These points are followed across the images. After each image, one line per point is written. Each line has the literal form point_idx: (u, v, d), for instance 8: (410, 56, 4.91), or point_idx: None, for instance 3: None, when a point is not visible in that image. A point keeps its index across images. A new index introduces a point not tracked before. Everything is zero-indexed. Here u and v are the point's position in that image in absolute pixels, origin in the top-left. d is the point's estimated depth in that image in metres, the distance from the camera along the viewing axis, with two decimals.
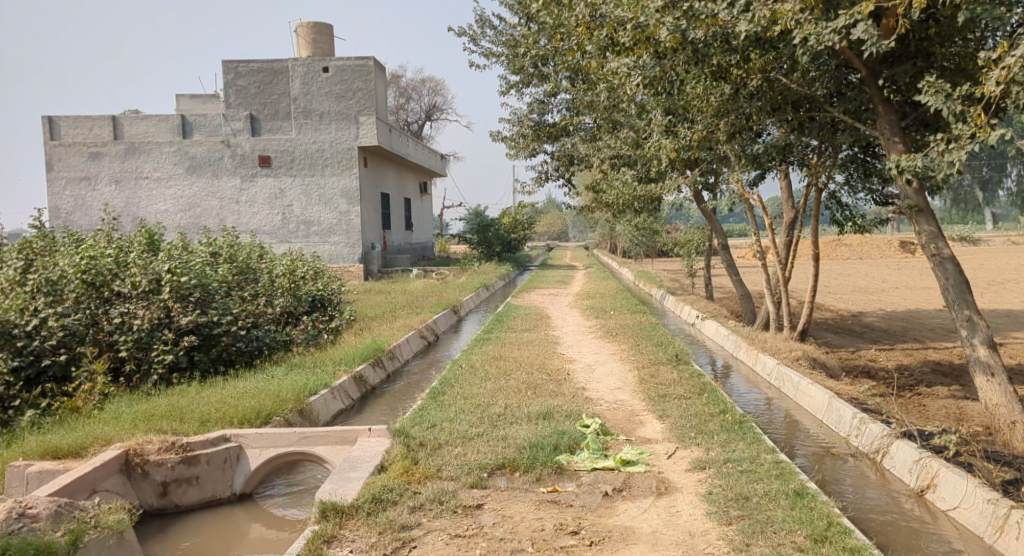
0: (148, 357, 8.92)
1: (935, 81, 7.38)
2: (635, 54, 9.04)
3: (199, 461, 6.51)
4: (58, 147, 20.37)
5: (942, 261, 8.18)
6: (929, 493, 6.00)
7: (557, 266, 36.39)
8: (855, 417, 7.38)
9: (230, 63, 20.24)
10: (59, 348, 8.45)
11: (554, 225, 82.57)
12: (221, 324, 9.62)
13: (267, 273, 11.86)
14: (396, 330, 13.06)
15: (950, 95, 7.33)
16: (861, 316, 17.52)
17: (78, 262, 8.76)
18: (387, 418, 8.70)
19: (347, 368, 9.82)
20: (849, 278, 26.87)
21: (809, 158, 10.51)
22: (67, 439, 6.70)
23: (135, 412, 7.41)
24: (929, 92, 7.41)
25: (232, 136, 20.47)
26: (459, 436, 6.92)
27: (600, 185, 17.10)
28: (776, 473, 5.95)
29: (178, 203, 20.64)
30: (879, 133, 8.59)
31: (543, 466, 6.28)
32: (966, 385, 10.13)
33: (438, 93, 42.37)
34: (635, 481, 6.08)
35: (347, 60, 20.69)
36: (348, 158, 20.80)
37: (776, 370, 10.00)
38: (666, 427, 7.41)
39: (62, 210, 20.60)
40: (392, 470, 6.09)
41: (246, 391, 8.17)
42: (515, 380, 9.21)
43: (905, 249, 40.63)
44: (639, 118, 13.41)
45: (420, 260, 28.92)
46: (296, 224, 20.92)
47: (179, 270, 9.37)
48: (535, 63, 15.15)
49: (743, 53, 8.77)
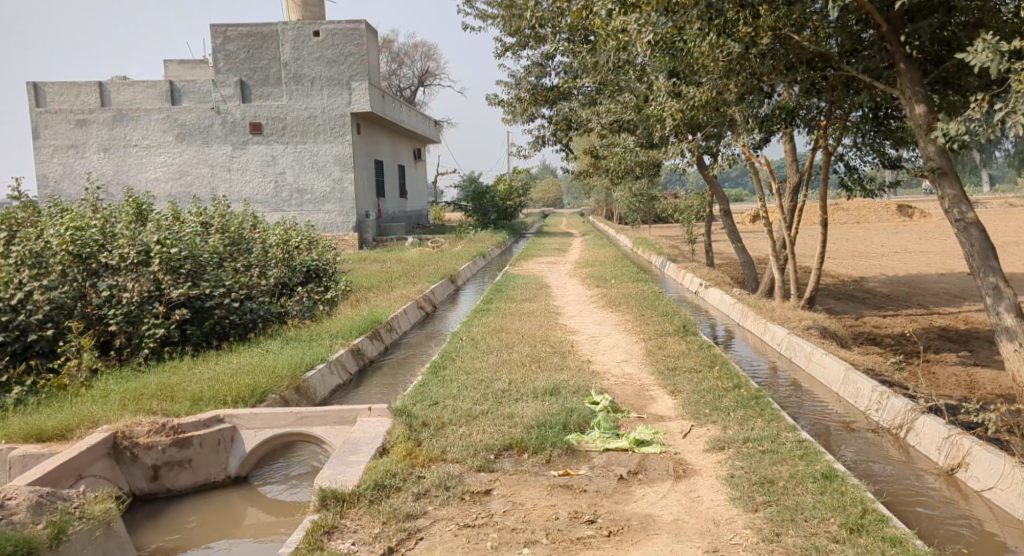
0: (138, 332, 8.51)
1: (989, 39, 6.91)
2: (645, 10, 8.56)
3: (191, 443, 6.19)
4: (45, 115, 19.79)
5: (967, 226, 7.96)
6: (960, 472, 5.74)
7: (553, 234, 34.77)
8: (874, 390, 7.12)
9: (217, 27, 19.59)
10: (46, 322, 8.12)
11: (550, 193, 82.09)
12: (213, 296, 9.27)
13: (260, 243, 11.53)
14: (394, 301, 12.69)
15: (1003, 49, 6.87)
16: (862, 281, 17.19)
17: (63, 233, 8.40)
18: (385, 394, 8.39)
19: (344, 342, 9.47)
20: (848, 244, 26.47)
21: (818, 120, 10.19)
22: (52, 421, 6.35)
23: (122, 391, 7.03)
24: (979, 48, 6.93)
25: (222, 102, 19.89)
26: (464, 415, 6.61)
27: (600, 151, 16.63)
28: (800, 454, 5.68)
29: (169, 171, 20.13)
30: (900, 93, 8.21)
31: (553, 447, 6.00)
32: (977, 352, 9.86)
33: (432, 58, 41.49)
34: (650, 463, 5.79)
35: (338, 24, 20.07)
36: (340, 124, 20.28)
37: (786, 340, 9.68)
38: (679, 403, 7.11)
39: (50, 179, 20.10)
40: (394, 453, 5.78)
41: (240, 368, 7.83)
42: (519, 352, 8.92)
43: (903, 213, 39.91)
44: (641, 82, 12.94)
45: (418, 227, 28.48)
46: (289, 192, 20.44)
47: (169, 241, 9.03)
48: (534, 24, 14.59)
49: (757, 8, 8.31)
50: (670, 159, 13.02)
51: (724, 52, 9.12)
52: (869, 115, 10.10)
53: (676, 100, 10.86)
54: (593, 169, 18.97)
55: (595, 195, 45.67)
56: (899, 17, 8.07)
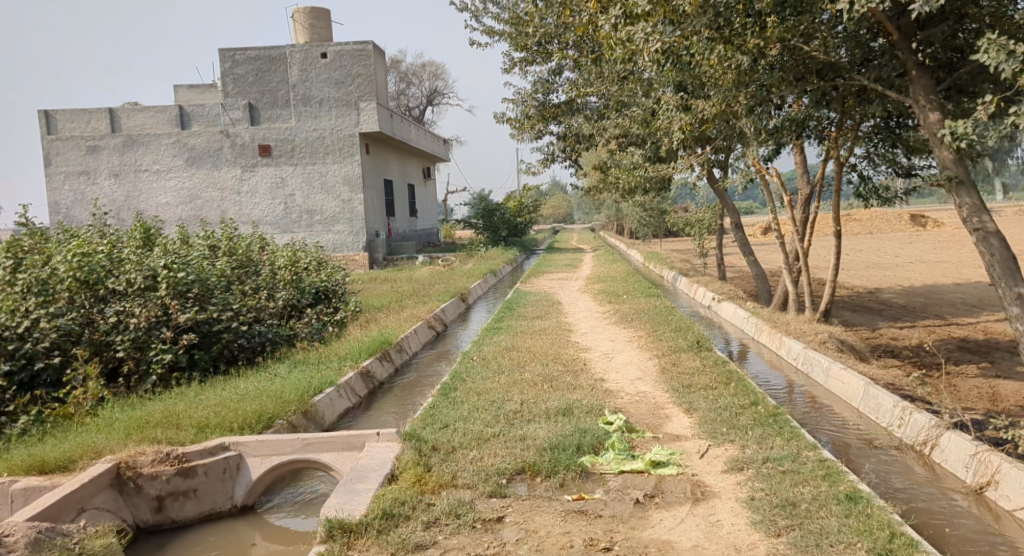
0: (145, 357, 8.42)
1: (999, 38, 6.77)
2: (652, 21, 8.44)
3: (196, 473, 6.06)
4: (55, 142, 19.86)
5: (986, 235, 7.75)
6: (990, 491, 5.53)
7: (564, 250, 34.65)
8: (896, 405, 6.91)
9: (226, 51, 19.66)
10: (53, 350, 7.98)
11: (559, 209, 82.14)
12: (221, 320, 9.19)
13: (268, 265, 11.45)
14: (403, 320, 12.56)
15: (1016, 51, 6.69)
16: (877, 292, 16.94)
17: (70, 259, 8.33)
18: (396, 418, 8.23)
19: (353, 364, 9.33)
20: (861, 255, 26.21)
21: (829, 130, 10.16)
22: (55, 452, 6.23)
23: (127, 419, 6.91)
24: (988, 49, 6.80)
25: (231, 126, 19.95)
26: (474, 438, 6.45)
27: (609, 166, 16.53)
28: (822, 474, 5.49)
29: (179, 195, 20.18)
30: (913, 101, 8.00)
31: (566, 470, 5.83)
32: (999, 363, 9.62)
33: (439, 78, 41.61)
34: (667, 485, 5.61)
35: (345, 45, 20.09)
36: (348, 145, 20.24)
37: (803, 355, 9.47)
38: (695, 422, 6.92)
39: (62, 206, 20.17)
40: (403, 480, 5.62)
41: (248, 393, 7.68)
42: (530, 372, 8.75)
43: (916, 222, 39.56)
44: (649, 96, 12.82)
45: (427, 246, 28.40)
46: (298, 213, 20.41)
47: (176, 265, 8.99)
48: (540, 40, 14.52)
49: (763, 18, 8.20)
50: (679, 172, 12.88)
51: (732, 64, 9.01)
52: (881, 124, 9.96)
53: (685, 113, 10.75)
54: (602, 185, 18.85)
55: (604, 210, 45.53)
56: (912, 23, 7.89)
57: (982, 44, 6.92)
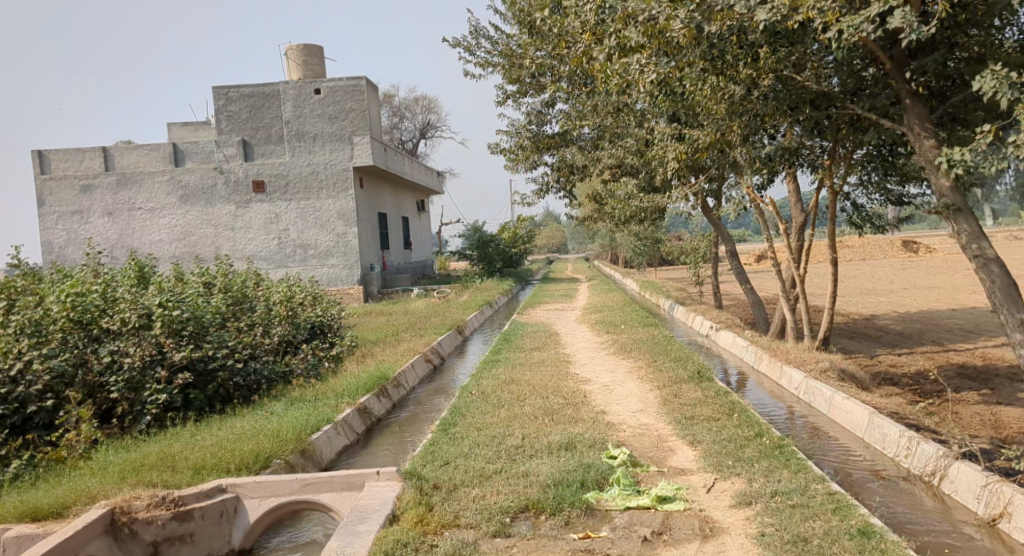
0: (140, 398, 8.29)
1: (999, 69, 6.80)
2: (645, 53, 8.49)
3: (193, 516, 5.93)
4: (49, 182, 19.90)
5: (986, 262, 7.72)
6: (1003, 523, 5.44)
7: (559, 280, 34.65)
8: (902, 435, 6.83)
9: (220, 89, 19.76)
10: (45, 393, 7.85)
11: (553, 239, 82.30)
12: (217, 358, 9.08)
13: (264, 301, 11.37)
14: (400, 355, 12.43)
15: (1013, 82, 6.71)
16: (873, 318, 16.92)
17: (64, 300, 8.22)
18: (395, 455, 8.09)
19: (350, 401, 9.20)
20: (855, 282, 26.24)
21: (823, 160, 10.17)
22: (48, 498, 6.10)
23: (121, 462, 6.77)
24: (987, 79, 6.81)
25: (225, 162, 19.97)
26: (476, 475, 6.33)
27: (603, 196, 16.57)
28: (832, 508, 5.40)
29: (173, 232, 20.12)
30: (908, 129, 8.00)
31: (571, 507, 5.72)
32: (999, 390, 9.53)
33: (432, 111, 41.94)
34: (675, 521, 5.51)
35: (338, 81, 20.20)
36: (343, 179, 20.26)
37: (804, 384, 9.38)
38: (699, 454, 6.83)
39: (55, 245, 20.11)
40: (405, 521, 5.51)
41: (244, 432, 7.56)
42: (530, 405, 8.65)
43: (909, 248, 39.74)
44: (643, 126, 12.89)
45: (422, 278, 28.33)
46: (293, 248, 20.34)
47: (170, 303, 8.88)
48: (533, 72, 14.62)
49: (754, 50, 8.26)
50: (674, 202, 12.90)
51: (725, 94, 9.06)
52: (874, 152, 9.98)
53: (679, 143, 10.79)
54: (597, 214, 18.87)
55: (598, 240, 45.66)
56: (904, 53, 7.95)
57: (979, 74, 6.95)
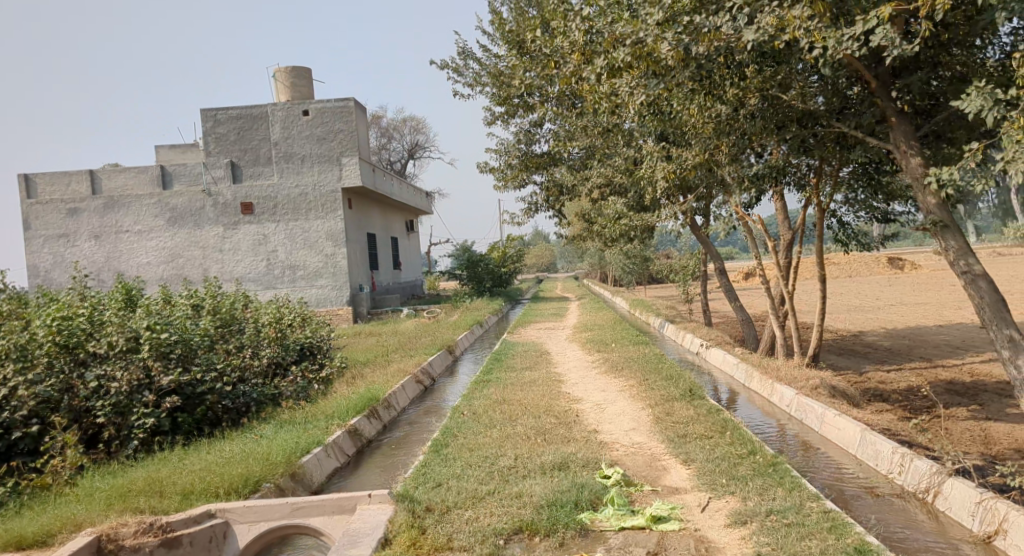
0: (127, 423, 8.19)
1: (984, 86, 6.88)
2: (633, 72, 8.54)
3: (181, 543, 5.83)
4: (35, 206, 19.79)
5: (974, 277, 7.76)
6: (998, 540, 5.43)
7: (549, 299, 34.64)
8: (895, 452, 6.81)
9: (208, 111, 19.79)
10: (31, 418, 7.74)
11: (542, 258, 82.42)
12: (205, 382, 8.99)
13: (253, 323, 11.30)
14: (391, 376, 12.35)
15: (998, 100, 6.80)
16: (862, 335, 16.98)
17: (50, 324, 8.14)
18: (386, 477, 8.00)
19: (340, 423, 9.11)
20: (842, 298, 26.37)
21: (809, 177, 10.25)
22: (33, 526, 5.99)
23: (108, 488, 6.67)
24: (973, 97, 6.89)
25: (213, 184, 19.92)
26: (468, 497, 6.27)
27: (592, 215, 16.61)
28: (828, 526, 5.38)
29: (160, 254, 20.00)
30: (895, 147, 8.09)
31: (565, 528, 5.67)
32: (988, 405, 9.55)
33: (421, 132, 42.07)
34: (669, 542, 5.47)
35: (326, 102, 20.24)
36: (331, 200, 20.24)
37: (796, 401, 9.37)
38: (693, 473, 6.79)
39: (41, 269, 19.95)
40: (398, 544, 5.46)
41: (234, 456, 7.46)
42: (522, 425, 8.59)
43: (895, 265, 40.02)
44: (631, 145, 12.95)
45: (411, 298, 28.25)
46: (281, 269, 20.24)
47: (158, 326, 8.80)
48: (522, 93, 14.69)
49: (741, 68, 8.37)
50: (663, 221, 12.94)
51: (713, 113, 9.13)
52: (860, 170, 10.00)
53: (667, 162, 10.84)
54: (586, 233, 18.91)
55: (587, 259, 45.73)
56: (888, 72, 8.04)
57: (966, 93, 7.02)
